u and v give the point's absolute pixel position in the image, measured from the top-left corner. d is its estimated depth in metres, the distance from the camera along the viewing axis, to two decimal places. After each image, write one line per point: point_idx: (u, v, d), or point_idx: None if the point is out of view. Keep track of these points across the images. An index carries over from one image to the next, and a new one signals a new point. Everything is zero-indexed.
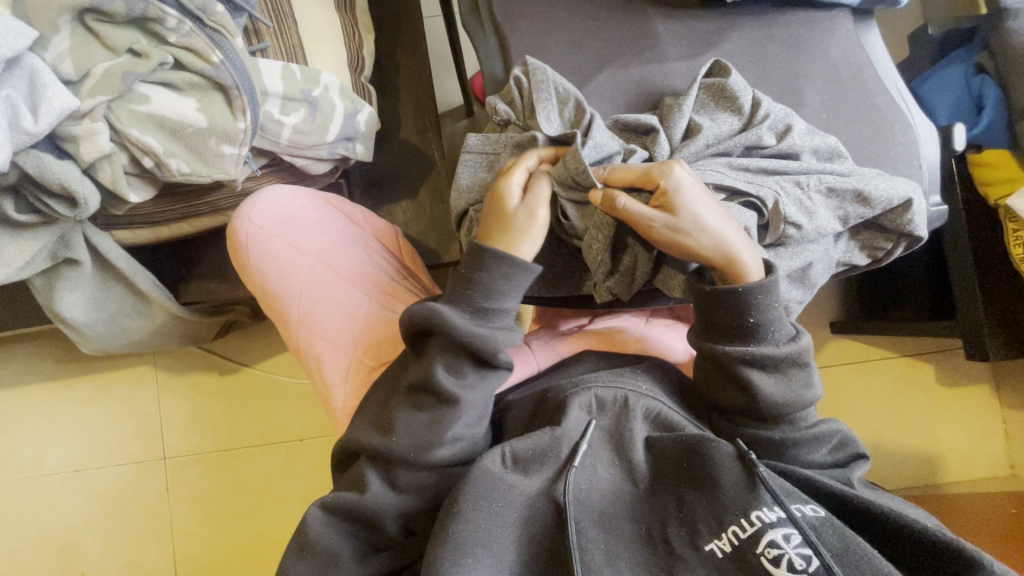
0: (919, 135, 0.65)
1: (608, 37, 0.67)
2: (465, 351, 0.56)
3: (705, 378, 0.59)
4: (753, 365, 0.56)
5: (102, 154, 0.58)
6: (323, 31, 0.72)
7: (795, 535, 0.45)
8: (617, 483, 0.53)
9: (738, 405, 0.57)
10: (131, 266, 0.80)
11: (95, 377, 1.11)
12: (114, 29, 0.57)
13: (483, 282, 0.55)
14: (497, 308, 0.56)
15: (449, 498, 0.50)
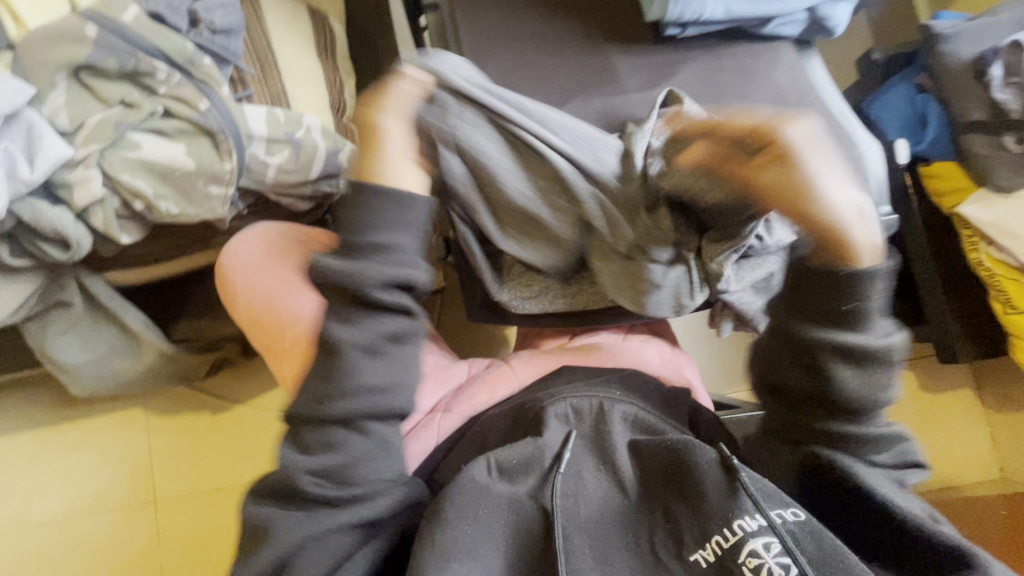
0: (866, 151, 0.70)
1: (571, 71, 0.72)
2: (349, 297, 0.49)
3: (774, 352, 0.58)
4: (836, 351, 0.53)
5: (94, 198, 0.61)
6: (305, 75, 0.77)
7: (775, 544, 0.46)
8: (606, 493, 0.53)
9: (806, 387, 0.56)
10: (123, 306, 0.82)
11: (86, 420, 1.11)
12: (107, 83, 0.61)
13: (367, 216, 0.50)
14: (381, 242, 0.49)
15: (438, 504, 0.49)
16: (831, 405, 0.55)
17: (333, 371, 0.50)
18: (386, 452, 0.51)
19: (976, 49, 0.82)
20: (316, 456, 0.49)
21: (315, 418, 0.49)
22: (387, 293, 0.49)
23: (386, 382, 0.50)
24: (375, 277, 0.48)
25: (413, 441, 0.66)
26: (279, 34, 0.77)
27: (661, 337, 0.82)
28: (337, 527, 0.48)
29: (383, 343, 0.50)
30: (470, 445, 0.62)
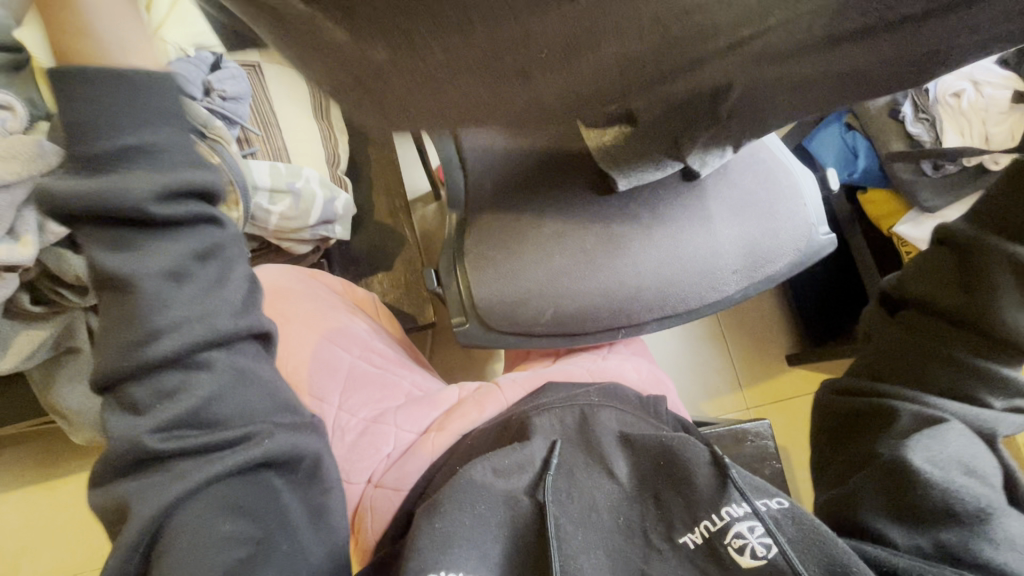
0: (802, 182, 0.79)
1: None
2: (112, 217, 0.37)
3: (932, 263, 0.52)
4: (1014, 273, 0.46)
5: None
6: (305, 132, 0.86)
7: (758, 526, 0.49)
8: (599, 488, 0.58)
9: (952, 308, 0.49)
10: None
11: (76, 475, 1.11)
12: None
13: (87, 112, 0.34)
14: (133, 144, 0.36)
15: (439, 499, 0.54)
16: (980, 336, 0.48)
17: (127, 309, 0.39)
18: (246, 385, 0.44)
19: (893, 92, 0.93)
20: (154, 411, 0.41)
21: (132, 373, 0.40)
22: (168, 206, 0.38)
23: (194, 311, 0.40)
24: (138, 187, 0.36)
25: (409, 458, 0.70)
26: (280, 96, 0.85)
27: (640, 355, 0.88)
28: (215, 477, 0.42)
29: (195, 265, 0.41)
30: (460, 457, 0.66)
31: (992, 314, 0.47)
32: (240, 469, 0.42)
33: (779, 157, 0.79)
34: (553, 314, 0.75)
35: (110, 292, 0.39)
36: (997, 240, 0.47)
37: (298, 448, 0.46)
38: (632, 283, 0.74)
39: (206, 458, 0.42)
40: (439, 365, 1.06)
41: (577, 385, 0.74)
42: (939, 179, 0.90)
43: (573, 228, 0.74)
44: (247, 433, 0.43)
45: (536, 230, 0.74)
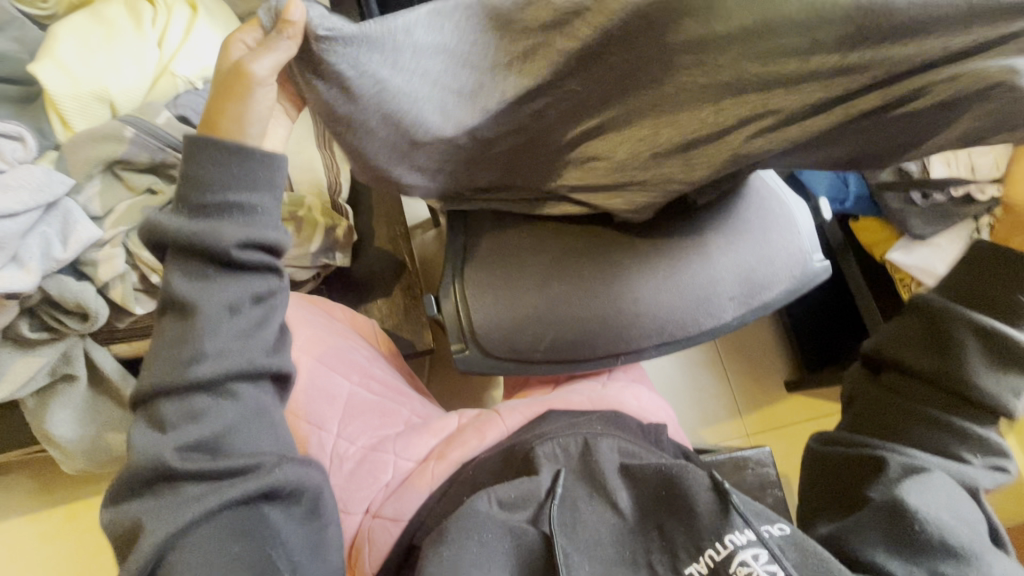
0: (794, 210, 0.81)
1: None
2: (202, 255, 0.45)
3: (905, 327, 0.55)
4: (979, 337, 0.50)
5: (117, 273, 0.69)
6: (307, 162, 0.88)
7: (763, 554, 0.50)
8: (601, 519, 0.58)
9: (933, 372, 0.52)
10: (125, 378, 0.87)
11: (65, 507, 1.09)
12: (135, 173, 0.70)
13: (205, 174, 0.45)
14: (231, 205, 0.45)
15: (444, 528, 0.55)
16: (956, 396, 0.51)
17: (186, 333, 0.45)
18: (263, 420, 0.47)
19: None
20: (180, 430, 0.44)
21: (168, 389, 0.44)
22: (246, 253, 0.46)
23: (229, 344, 0.45)
24: (226, 235, 0.44)
25: (407, 490, 0.69)
26: None
27: (640, 382, 0.88)
28: (229, 502, 0.42)
29: (248, 305, 0.46)
30: (461, 489, 0.66)
31: (968, 377, 0.50)
32: (237, 500, 0.43)
33: (771, 187, 0.81)
34: (548, 347, 0.76)
35: (178, 316, 0.45)
36: (962, 311, 0.51)
37: (304, 481, 0.46)
38: (624, 324, 0.75)
39: (216, 487, 0.43)
40: (437, 390, 1.05)
41: (575, 414, 0.73)
42: (928, 208, 0.92)
43: (565, 265, 0.75)
44: (256, 463, 0.44)
45: (524, 268, 0.75)
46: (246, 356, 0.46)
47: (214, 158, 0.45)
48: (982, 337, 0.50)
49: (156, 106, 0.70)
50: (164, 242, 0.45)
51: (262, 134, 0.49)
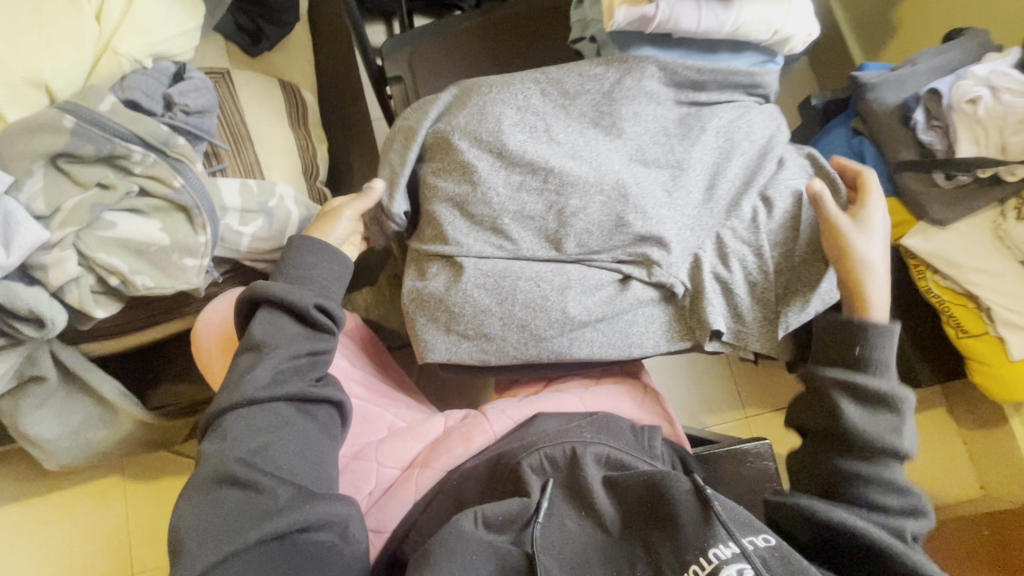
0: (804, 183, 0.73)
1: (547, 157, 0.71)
2: (290, 312, 0.62)
3: (801, 400, 0.63)
4: (849, 392, 0.59)
5: (70, 277, 0.63)
6: (278, 144, 0.81)
7: (747, 570, 0.47)
8: (587, 532, 0.55)
9: (823, 427, 0.59)
10: (98, 377, 0.83)
11: (59, 493, 1.09)
12: (82, 167, 0.64)
13: (292, 255, 0.65)
14: (309, 279, 0.64)
15: (426, 549, 0.52)
16: (844, 443, 0.58)
17: (252, 353, 0.60)
18: (303, 450, 0.57)
19: (900, 96, 0.87)
20: (241, 438, 0.56)
21: (233, 403, 0.58)
22: (321, 312, 0.63)
23: (277, 369, 0.59)
24: (302, 297, 0.62)
25: (390, 499, 0.67)
26: (252, 108, 0.82)
27: (637, 377, 0.84)
28: (265, 538, 0.51)
29: (307, 351, 0.62)
30: (449, 502, 0.64)
31: (846, 426, 0.57)
32: (276, 533, 0.51)
33: (744, 111, 0.75)
34: (505, 314, 0.68)
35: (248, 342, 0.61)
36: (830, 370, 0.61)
37: (332, 515, 0.55)
38: (583, 298, 0.69)
39: (263, 518, 0.52)
40: (424, 382, 1.02)
41: (573, 418, 0.70)
42: (951, 190, 0.84)
43: (541, 241, 0.70)
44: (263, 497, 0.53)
45: (497, 248, 0.70)
46: (302, 360, 0.61)
47: (314, 251, 0.66)
48: (846, 388, 0.59)
49: (97, 90, 0.64)
50: (263, 300, 0.62)
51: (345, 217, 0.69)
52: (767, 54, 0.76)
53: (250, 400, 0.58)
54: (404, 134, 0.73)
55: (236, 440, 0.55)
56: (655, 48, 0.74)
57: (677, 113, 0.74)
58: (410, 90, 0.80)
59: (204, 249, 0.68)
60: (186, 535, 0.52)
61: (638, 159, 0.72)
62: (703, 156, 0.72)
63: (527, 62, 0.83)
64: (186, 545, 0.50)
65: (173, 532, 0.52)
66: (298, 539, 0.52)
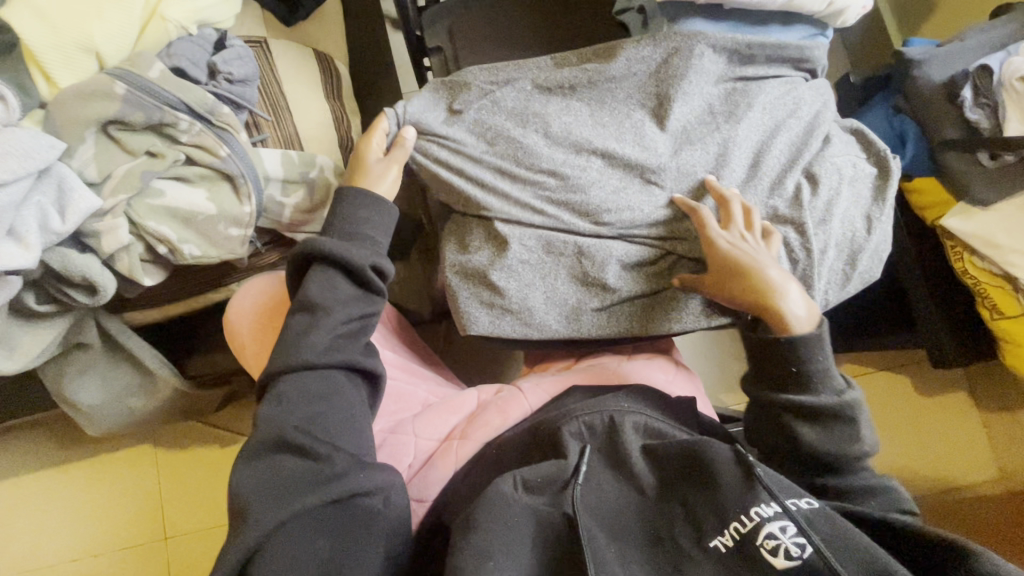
0: (847, 153, 0.73)
1: (591, 130, 0.71)
2: (343, 267, 0.63)
3: (757, 421, 0.64)
4: (800, 415, 0.60)
5: (122, 245, 0.64)
6: (318, 114, 0.81)
7: (790, 526, 0.48)
8: (624, 495, 0.55)
9: (788, 448, 0.61)
10: (140, 346, 0.85)
11: (96, 458, 1.11)
12: (133, 135, 0.64)
13: (345, 213, 0.65)
14: (362, 236, 0.65)
15: (468, 513, 0.52)
16: (816, 461, 0.60)
17: (303, 324, 0.61)
18: (349, 421, 0.58)
19: (947, 73, 0.86)
20: (295, 406, 0.57)
21: (287, 372, 0.59)
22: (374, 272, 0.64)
23: (328, 339, 0.60)
24: (359, 254, 0.63)
25: (431, 469, 0.68)
26: (290, 79, 0.81)
27: (669, 354, 0.85)
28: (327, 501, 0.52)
29: (353, 321, 0.62)
30: (487, 471, 0.64)
31: (811, 446, 0.59)
32: (332, 498, 0.52)
33: (791, 87, 0.74)
34: (548, 289, 0.69)
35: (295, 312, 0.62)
36: (779, 395, 0.61)
37: (380, 482, 0.56)
38: (621, 274, 0.70)
39: (320, 484, 0.53)
40: (452, 356, 1.02)
41: (606, 391, 0.70)
42: (994, 170, 0.83)
43: (584, 213, 0.69)
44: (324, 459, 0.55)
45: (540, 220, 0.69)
46: (349, 331, 0.62)
47: (362, 201, 0.66)
48: (796, 412, 0.60)
49: (146, 57, 0.65)
50: (314, 256, 0.62)
51: (381, 165, 0.67)
52: (818, 27, 0.77)
53: (304, 365, 0.59)
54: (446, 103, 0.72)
55: (290, 406, 0.57)
56: (704, 21, 0.74)
57: (725, 86, 0.73)
58: (450, 61, 0.79)
59: (249, 219, 0.69)
60: (244, 495, 0.53)
61: (683, 133, 0.71)
62: (749, 131, 0.71)
63: (569, 33, 0.81)
64: (247, 504, 0.52)
65: (235, 492, 0.54)
66: (352, 504, 0.54)
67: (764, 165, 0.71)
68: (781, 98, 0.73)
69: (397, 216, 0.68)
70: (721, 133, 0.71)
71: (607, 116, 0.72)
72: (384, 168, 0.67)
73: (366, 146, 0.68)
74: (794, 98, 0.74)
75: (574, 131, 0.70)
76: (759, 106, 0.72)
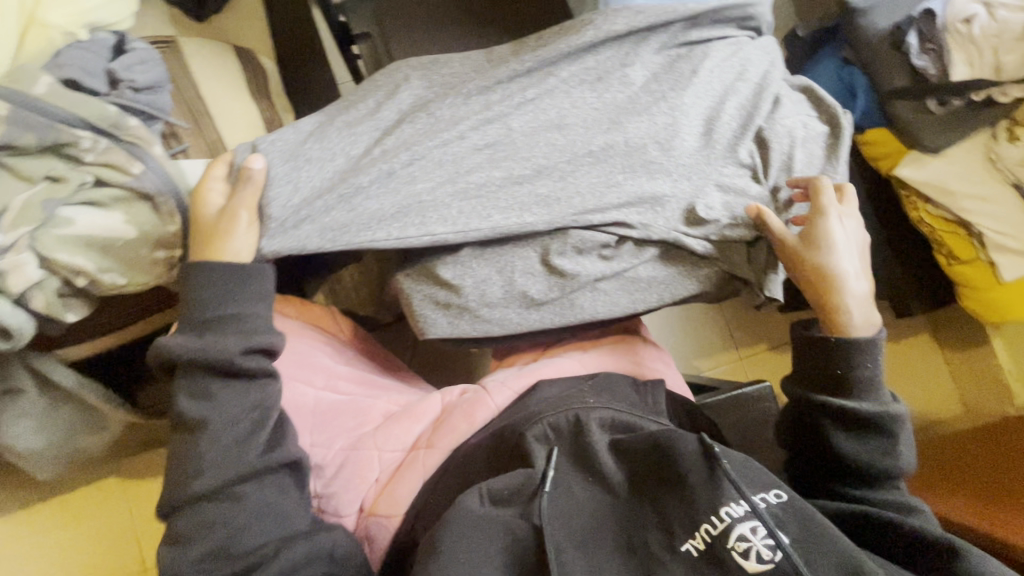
0: (800, 110, 0.72)
1: (534, 110, 0.67)
2: (212, 367, 0.57)
3: (793, 417, 0.64)
4: (836, 418, 0.59)
5: (32, 282, 0.58)
6: (242, 116, 0.75)
7: (760, 527, 0.46)
8: (594, 497, 0.54)
9: (820, 448, 0.61)
10: (80, 383, 0.79)
11: (57, 501, 1.05)
12: (28, 160, 0.58)
13: (202, 297, 0.58)
14: (229, 317, 0.58)
15: (434, 533, 0.51)
16: (846, 467, 0.59)
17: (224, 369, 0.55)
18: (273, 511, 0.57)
19: (891, 19, 0.85)
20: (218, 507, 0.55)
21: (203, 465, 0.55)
22: (250, 357, 0.58)
23: None
24: (228, 346, 0.57)
25: (399, 482, 0.65)
26: (207, 79, 0.75)
27: (636, 334, 0.83)
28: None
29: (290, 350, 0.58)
30: (454, 483, 0.61)
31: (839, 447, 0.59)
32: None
33: (737, 47, 0.72)
34: (506, 282, 0.66)
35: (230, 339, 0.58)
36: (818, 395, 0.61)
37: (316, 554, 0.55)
38: (580, 259, 0.67)
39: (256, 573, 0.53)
40: (420, 356, 0.99)
41: (580, 382, 0.68)
42: (942, 116, 0.83)
43: (535, 200, 0.65)
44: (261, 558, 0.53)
45: (483, 219, 0.64)
46: None
47: (229, 280, 0.59)
48: (835, 413, 0.59)
49: (30, 71, 0.59)
50: (179, 361, 0.57)
51: (224, 216, 0.61)
52: None
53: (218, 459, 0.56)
54: (383, 96, 0.68)
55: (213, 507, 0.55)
56: None
57: (668, 52, 0.70)
58: (380, 48, 0.74)
59: (176, 238, 0.64)
60: None
61: (630, 105, 0.68)
62: (697, 98, 0.69)
63: (505, 5, 0.76)
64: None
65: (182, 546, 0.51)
66: None
67: (715, 131, 0.69)
68: (727, 59, 0.71)
69: (274, 273, 0.61)
70: (668, 102, 0.68)
71: (548, 93, 0.68)
72: (226, 219, 0.60)
73: (203, 204, 0.62)
74: (740, 59, 0.71)
75: (517, 112, 0.67)
76: (706, 70, 0.70)
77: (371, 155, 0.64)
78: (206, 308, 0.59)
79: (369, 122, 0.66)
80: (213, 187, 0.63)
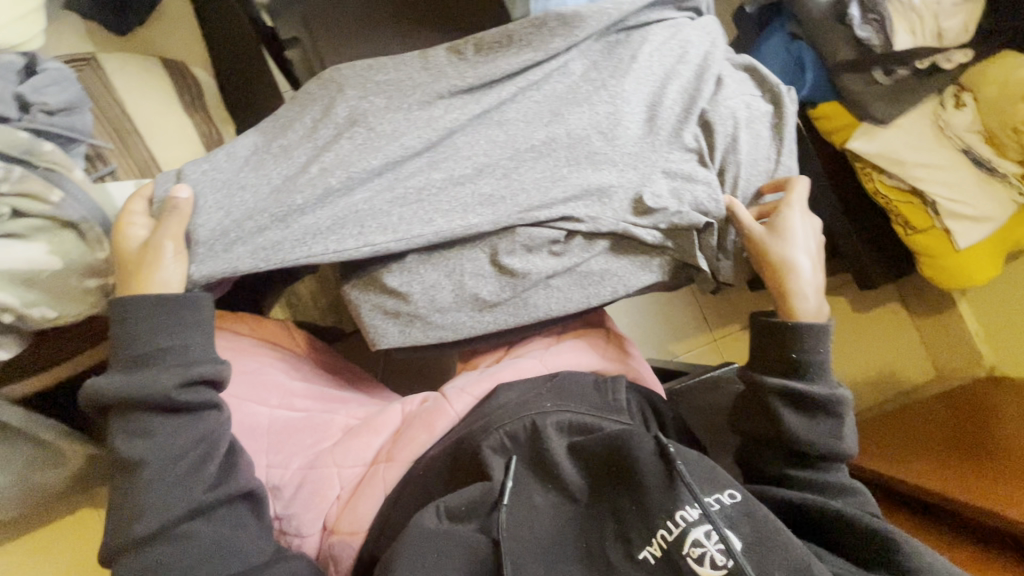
0: (745, 90, 0.71)
1: (471, 107, 0.65)
2: (148, 406, 0.55)
3: (745, 402, 0.63)
4: (789, 402, 0.59)
5: None
6: (173, 132, 0.72)
7: (713, 531, 0.45)
8: (553, 505, 0.53)
9: (770, 434, 0.60)
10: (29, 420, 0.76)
11: (27, 538, 1.02)
12: None
13: (131, 332, 0.56)
14: (162, 351, 0.56)
15: (389, 559, 0.50)
16: (797, 451, 0.59)
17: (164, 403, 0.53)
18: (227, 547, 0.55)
19: None
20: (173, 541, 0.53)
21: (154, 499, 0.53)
22: (189, 391, 0.56)
23: None
24: (163, 382, 0.54)
25: (360, 499, 0.63)
26: (133, 97, 0.72)
27: (598, 326, 0.82)
28: None
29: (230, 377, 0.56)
30: (416, 498, 0.60)
31: (790, 433, 0.58)
32: None
33: (676, 29, 0.70)
34: (455, 285, 0.64)
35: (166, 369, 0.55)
36: (769, 379, 0.60)
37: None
38: (530, 258, 0.65)
39: None
40: (386, 362, 0.98)
41: (539, 382, 0.67)
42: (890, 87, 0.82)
43: (479, 201, 0.63)
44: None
45: (426, 224, 0.62)
46: None
47: (160, 313, 0.57)
48: (786, 399, 0.59)
49: None
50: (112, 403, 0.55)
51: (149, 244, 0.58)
52: None
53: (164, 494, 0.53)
54: (315, 101, 0.66)
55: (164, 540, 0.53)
56: None
57: (606, 38, 0.69)
58: (312, 52, 0.71)
59: (109, 266, 0.61)
60: None
61: (570, 96, 0.67)
62: (638, 84, 0.67)
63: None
64: None
65: None
66: None
67: (658, 116, 0.67)
68: (666, 42, 0.69)
69: (208, 301, 0.59)
70: (608, 90, 0.67)
71: (486, 88, 0.65)
72: (150, 246, 0.57)
73: (125, 238, 0.59)
74: (680, 41, 0.70)
75: (453, 111, 0.64)
76: (644, 54, 0.68)
77: (306, 168, 0.62)
78: (136, 343, 0.56)
79: (302, 132, 0.63)
80: (134, 218, 0.60)
